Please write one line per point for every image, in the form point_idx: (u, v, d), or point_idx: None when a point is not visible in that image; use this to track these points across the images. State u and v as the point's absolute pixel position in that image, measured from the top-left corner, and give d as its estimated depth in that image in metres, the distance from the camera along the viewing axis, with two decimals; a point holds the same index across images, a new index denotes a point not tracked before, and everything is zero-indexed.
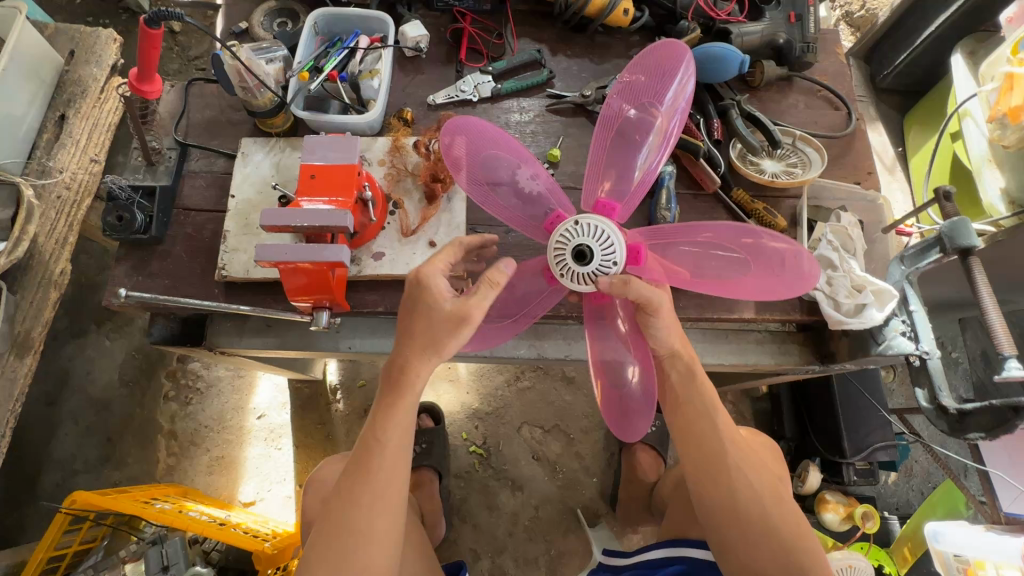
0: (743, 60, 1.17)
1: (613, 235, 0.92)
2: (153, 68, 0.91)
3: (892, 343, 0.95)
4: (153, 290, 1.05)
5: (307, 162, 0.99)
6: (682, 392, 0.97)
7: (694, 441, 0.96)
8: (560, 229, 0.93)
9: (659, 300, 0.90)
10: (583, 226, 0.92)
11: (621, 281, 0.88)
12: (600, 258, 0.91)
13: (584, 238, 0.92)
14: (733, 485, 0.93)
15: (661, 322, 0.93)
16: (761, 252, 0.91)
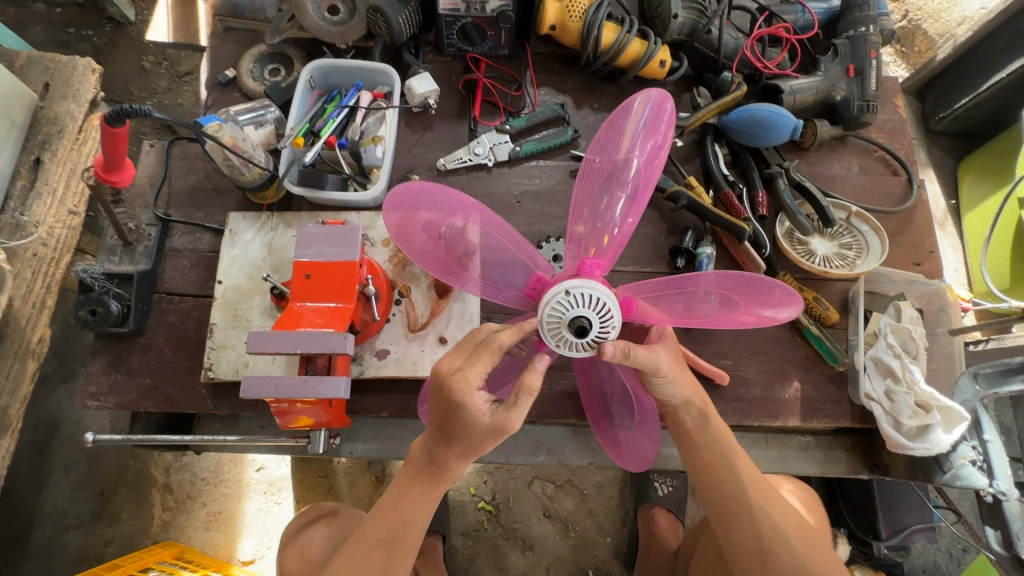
0: (795, 125, 1.04)
1: (608, 297, 0.73)
2: (122, 157, 0.79)
3: (960, 472, 0.86)
4: (133, 391, 0.94)
5: (302, 257, 0.87)
6: (698, 435, 0.86)
7: (715, 483, 0.85)
8: (549, 302, 0.72)
9: (659, 361, 0.78)
10: (574, 295, 0.72)
11: (623, 353, 0.73)
12: (599, 328, 0.73)
13: (580, 309, 0.72)
14: (758, 526, 0.83)
15: (667, 380, 0.81)
16: (759, 290, 0.74)
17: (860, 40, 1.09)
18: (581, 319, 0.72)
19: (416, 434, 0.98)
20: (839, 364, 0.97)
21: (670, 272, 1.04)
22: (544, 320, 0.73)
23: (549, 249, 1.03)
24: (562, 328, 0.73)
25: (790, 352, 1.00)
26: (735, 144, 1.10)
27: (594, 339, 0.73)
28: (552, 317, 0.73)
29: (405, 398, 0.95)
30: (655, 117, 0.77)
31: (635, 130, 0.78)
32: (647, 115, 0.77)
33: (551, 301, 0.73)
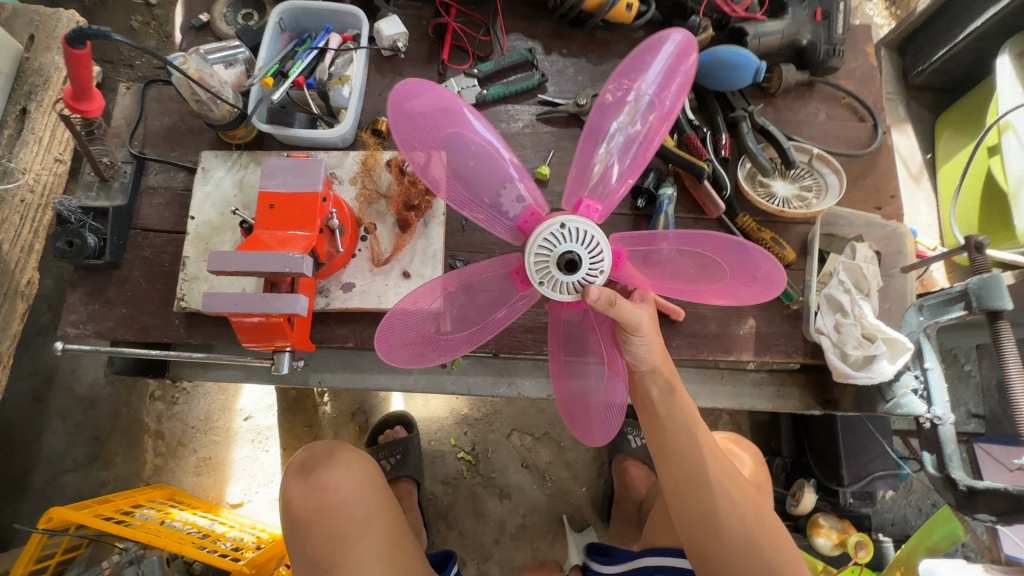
0: (758, 67, 1.04)
1: (601, 237, 0.73)
2: (90, 85, 0.81)
3: (901, 401, 0.88)
4: (110, 319, 0.99)
5: (267, 188, 0.90)
6: (661, 406, 0.86)
7: (676, 458, 0.83)
8: (541, 232, 0.72)
9: (641, 319, 0.78)
10: (569, 230, 0.72)
11: (609, 301, 0.74)
12: (588, 267, 0.73)
13: (571, 245, 0.72)
14: (715, 502, 0.81)
15: (645, 341, 0.81)
16: (746, 263, 0.79)
17: None
18: (571, 254, 0.73)
19: (382, 365, 1.02)
20: (792, 302, 1.00)
21: (631, 212, 1.06)
22: (534, 252, 0.73)
23: None
24: (552, 261, 0.73)
25: None
26: (702, 88, 1.10)
27: (582, 277, 0.72)
28: (541, 253, 0.73)
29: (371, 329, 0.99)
30: (676, 72, 0.76)
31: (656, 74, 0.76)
32: (670, 68, 0.76)
33: (543, 234, 0.72)
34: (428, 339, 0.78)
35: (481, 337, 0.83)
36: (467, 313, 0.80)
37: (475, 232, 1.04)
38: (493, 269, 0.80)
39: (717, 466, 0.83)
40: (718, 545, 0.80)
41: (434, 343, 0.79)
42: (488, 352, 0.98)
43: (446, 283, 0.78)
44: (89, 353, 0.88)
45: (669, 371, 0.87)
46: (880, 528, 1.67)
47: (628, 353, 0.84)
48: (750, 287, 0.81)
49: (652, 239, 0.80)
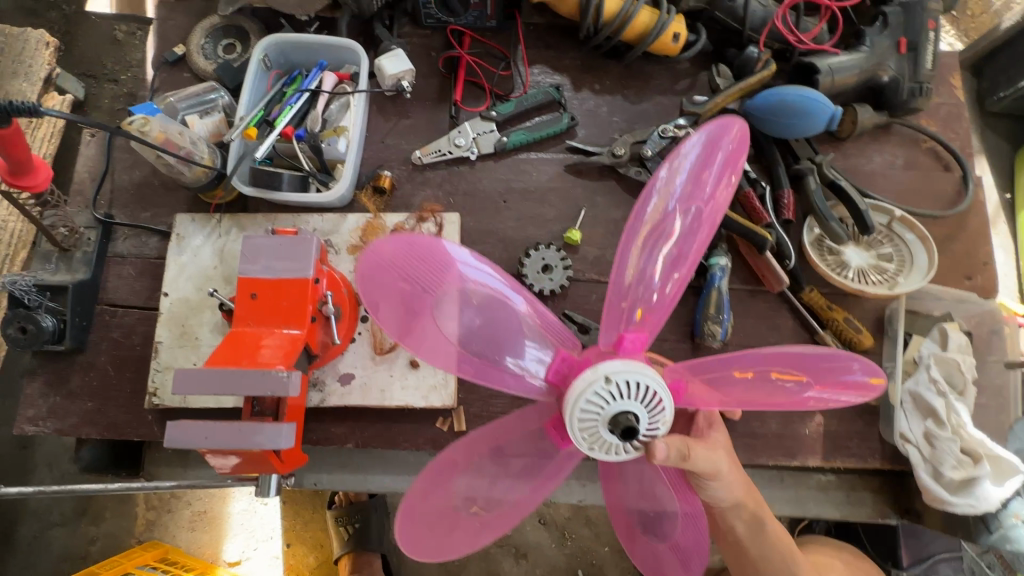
0: (833, 113, 0.88)
1: (660, 387, 0.56)
2: (27, 160, 0.67)
3: (1008, 532, 0.74)
4: (74, 415, 0.85)
5: (246, 273, 0.75)
6: (747, 538, 0.77)
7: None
8: (583, 393, 0.55)
9: (719, 464, 0.64)
10: (620, 386, 0.55)
11: (680, 455, 0.58)
12: (648, 424, 0.56)
13: (626, 403, 0.55)
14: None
15: (722, 483, 0.67)
16: (838, 371, 0.56)
17: (916, 8, 0.92)
18: (627, 416, 0.55)
19: (386, 464, 0.88)
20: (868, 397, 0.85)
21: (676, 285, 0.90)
22: (577, 414, 0.55)
23: (537, 260, 0.89)
24: (601, 423, 0.55)
25: None
26: (760, 134, 0.94)
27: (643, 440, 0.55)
28: (588, 414, 0.55)
29: (373, 427, 0.85)
30: (713, 149, 0.57)
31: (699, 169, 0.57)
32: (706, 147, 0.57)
33: (586, 392, 0.55)
34: (461, 523, 0.59)
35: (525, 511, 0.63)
36: (504, 476, 0.62)
37: None
38: (529, 422, 0.63)
39: None
40: None
41: (469, 527, 0.59)
42: None
43: (472, 445, 0.60)
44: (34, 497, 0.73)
45: (751, 503, 0.74)
46: None
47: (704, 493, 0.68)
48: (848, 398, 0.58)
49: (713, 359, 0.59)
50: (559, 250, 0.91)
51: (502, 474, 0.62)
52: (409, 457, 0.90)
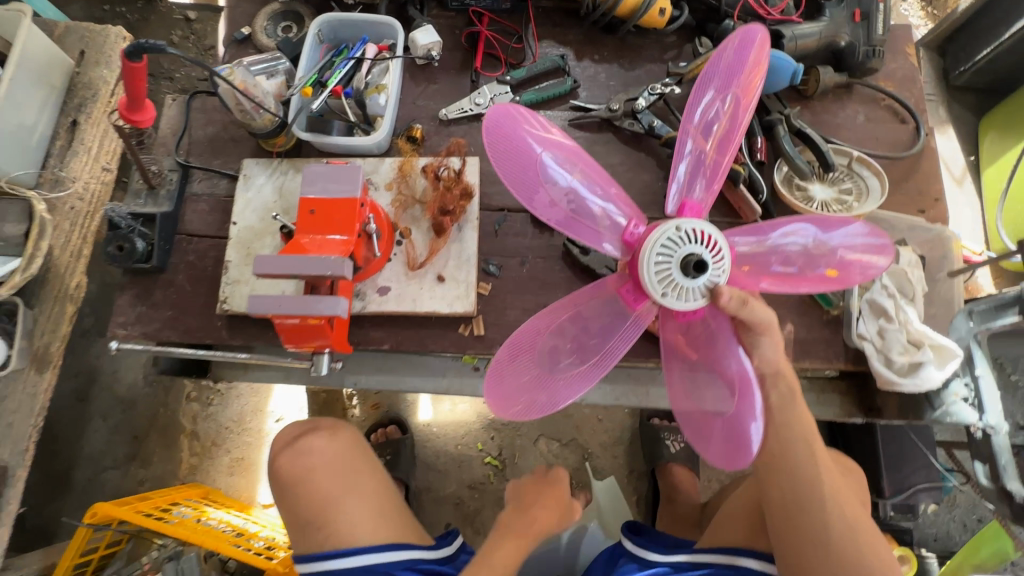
0: (795, 70, 1.03)
1: (715, 234, 0.76)
2: (142, 97, 0.85)
3: (951, 409, 0.86)
4: (156, 322, 1.02)
5: (307, 194, 0.92)
6: (778, 411, 0.84)
7: (780, 470, 0.83)
8: (659, 236, 0.75)
9: (771, 318, 0.80)
10: (686, 233, 0.75)
11: (741, 301, 0.77)
12: (712, 268, 0.75)
13: (693, 246, 0.75)
14: (825, 515, 0.79)
15: (773, 338, 0.82)
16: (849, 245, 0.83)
17: None
18: (693, 256, 0.75)
19: (415, 367, 1.04)
20: (832, 307, 0.98)
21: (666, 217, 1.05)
22: (653, 257, 0.75)
23: None
24: (673, 263, 0.75)
25: (786, 296, 0.99)
26: None
27: (708, 278, 0.74)
28: (662, 256, 0.75)
29: (406, 331, 1.00)
30: (742, 57, 0.82)
31: (734, 69, 0.82)
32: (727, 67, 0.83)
33: (662, 238, 0.75)
34: (546, 375, 0.80)
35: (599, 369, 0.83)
36: (580, 344, 0.82)
37: (508, 237, 1.05)
38: (600, 295, 0.84)
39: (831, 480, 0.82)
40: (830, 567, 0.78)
41: (551, 384, 0.80)
42: None
43: (553, 317, 0.82)
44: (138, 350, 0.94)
45: (789, 378, 0.86)
46: (921, 543, 1.61)
47: (755, 355, 0.83)
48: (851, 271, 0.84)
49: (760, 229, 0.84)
50: None
51: (581, 337, 0.82)
52: (434, 363, 1.06)
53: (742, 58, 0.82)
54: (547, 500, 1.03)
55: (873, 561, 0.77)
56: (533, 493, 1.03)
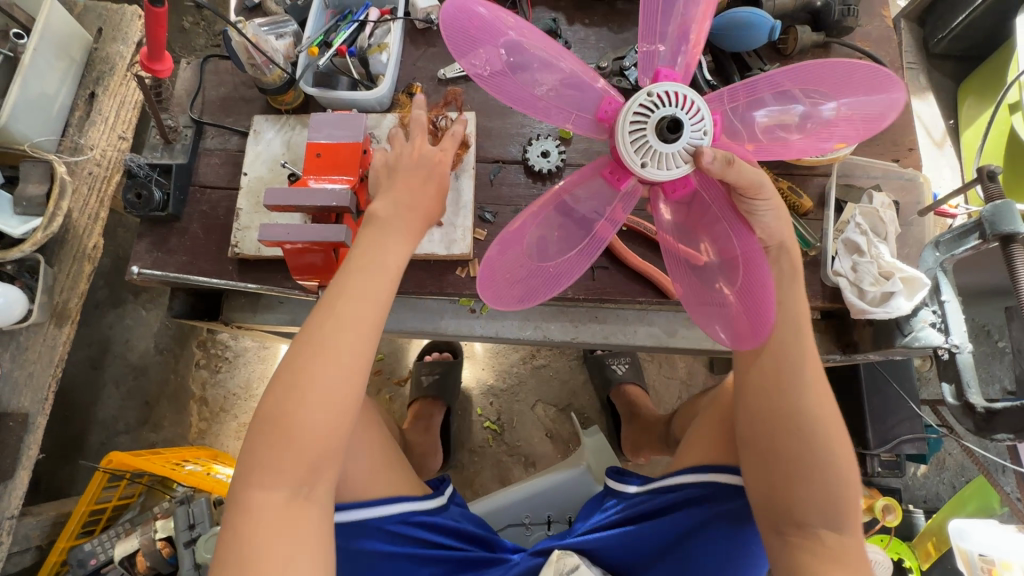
0: (773, 27, 1.09)
1: (694, 95, 0.75)
2: (162, 46, 0.92)
3: (919, 334, 0.90)
4: (171, 266, 1.08)
5: (313, 139, 0.98)
6: (777, 291, 0.84)
7: (770, 351, 0.82)
8: (633, 101, 0.76)
9: (763, 179, 0.79)
10: (660, 95, 0.75)
11: (725, 161, 0.75)
12: (690, 130, 0.75)
13: (668, 109, 0.75)
14: (802, 396, 0.79)
15: (770, 205, 0.82)
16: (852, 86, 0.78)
17: None
18: (669, 119, 0.75)
19: (415, 311, 1.11)
20: (809, 248, 1.02)
21: None
22: (628, 122, 0.76)
23: (538, 146, 1.11)
24: (648, 128, 0.76)
25: None
26: (719, 51, 1.15)
27: (686, 140, 0.75)
28: (638, 121, 0.76)
29: (407, 273, 1.06)
30: None
31: None
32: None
33: (636, 102, 0.75)
34: (534, 265, 0.88)
35: (589, 253, 0.92)
36: (567, 232, 0.91)
37: (503, 186, 1.12)
38: (588, 178, 0.89)
39: (814, 371, 0.82)
40: (802, 451, 0.77)
41: (541, 271, 0.89)
42: (515, 298, 1.06)
43: (540, 212, 0.89)
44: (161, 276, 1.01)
45: (792, 263, 0.85)
46: (911, 503, 1.64)
47: (755, 223, 0.83)
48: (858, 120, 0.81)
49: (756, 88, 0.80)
50: (555, 141, 1.13)
51: (568, 224, 0.90)
52: (433, 306, 1.12)
53: None
54: (427, 169, 0.88)
55: (834, 451, 0.78)
56: (417, 184, 0.87)
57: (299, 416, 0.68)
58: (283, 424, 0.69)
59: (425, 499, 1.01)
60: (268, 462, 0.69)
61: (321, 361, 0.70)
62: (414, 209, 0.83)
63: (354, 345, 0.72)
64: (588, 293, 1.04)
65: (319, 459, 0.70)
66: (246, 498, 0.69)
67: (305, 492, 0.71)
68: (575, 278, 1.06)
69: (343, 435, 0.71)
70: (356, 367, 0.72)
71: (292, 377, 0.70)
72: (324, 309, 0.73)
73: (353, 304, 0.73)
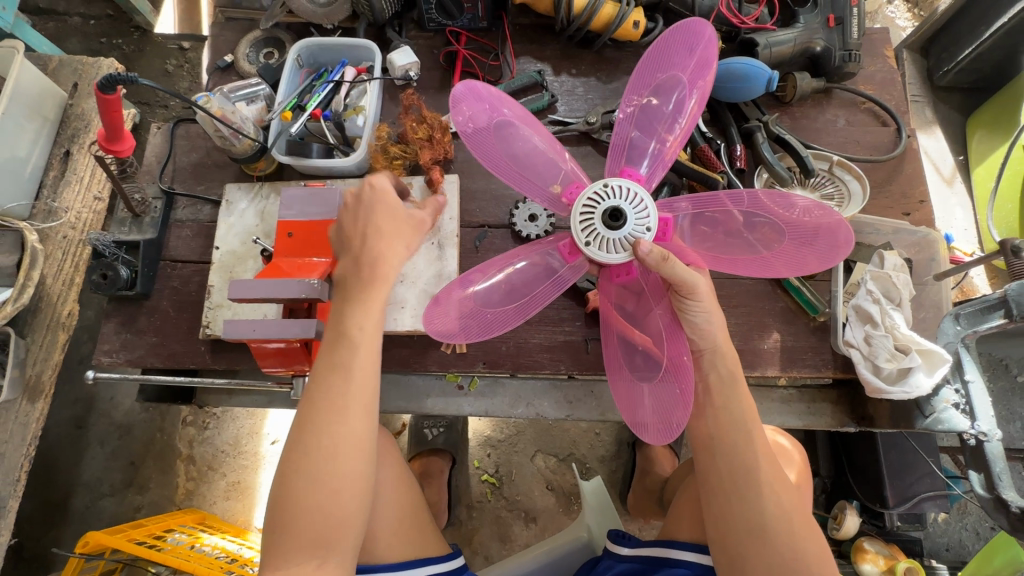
0: (771, 77, 1.02)
1: (643, 191, 0.82)
2: (120, 128, 0.88)
3: (942, 416, 0.86)
4: (141, 348, 1.03)
5: (285, 217, 0.93)
6: (717, 390, 0.83)
7: (722, 453, 0.79)
8: (587, 190, 0.83)
9: (695, 280, 0.79)
10: (613, 187, 0.82)
11: (661, 256, 0.77)
12: (633, 219, 0.81)
13: (615, 200, 0.82)
14: (759, 500, 0.76)
15: (701, 307, 0.81)
16: (805, 219, 0.83)
17: None
18: (616, 208, 0.82)
19: (400, 389, 1.05)
20: (818, 314, 0.96)
21: None
22: (579, 210, 0.82)
23: (525, 210, 1.05)
24: (596, 215, 0.82)
25: (771, 304, 0.98)
26: (715, 101, 1.09)
27: (629, 232, 0.81)
28: (587, 209, 0.82)
29: (387, 351, 1.00)
30: (696, 38, 0.84)
31: (686, 59, 0.85)
32: (700, 45, 0.84)
33: (591, 189, 0.82)
34: (474, 313, 0.89)
35: (526, 312, 0.91)
36: (511, 289, 0.91)
37: (488, 252, 1.06)
38: (546, 246, 0.93)
39: (769, 466, 0.78)
40: (762, 548, 0.74)
41: (479, 317, 0.90)
42: (505, 372, 1.01)
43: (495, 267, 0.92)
44: (121, 377, 0.97)
45: (732, 362, 0.84)
46: (933, 554, 1.55)
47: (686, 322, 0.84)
48: (813, 251, 0.85)
49: (704, 202, 0.87)
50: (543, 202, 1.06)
51: (515, 287, 0.91)
52: (418, 382, 1.07)
53: (703, 49, 0.84)
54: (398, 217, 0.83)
55: (800, 547, 0.74)
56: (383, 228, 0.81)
57: (293, 495, 0.69)
58: (291, 504, 0.69)
59: (444, 559, 0.95)
60: (282, 541, 0.68)
61: (315, 442, 0.70)
62: (378, 274, 0.79)
63: (348, 422, 0.71)
64: (583, 368, 1.00)
65: (330, 533, 0.69)
66: (268, 572, 0.68)
67: (323, 566, 0.68)
68: (568, 351, 1.01)
69: (346, 507, 0.70)
70: (343, 441, 0.71)
71: (296, 458, 0.70)
72: (316, 389, 0.73)
73: (337, 382, 0.73)
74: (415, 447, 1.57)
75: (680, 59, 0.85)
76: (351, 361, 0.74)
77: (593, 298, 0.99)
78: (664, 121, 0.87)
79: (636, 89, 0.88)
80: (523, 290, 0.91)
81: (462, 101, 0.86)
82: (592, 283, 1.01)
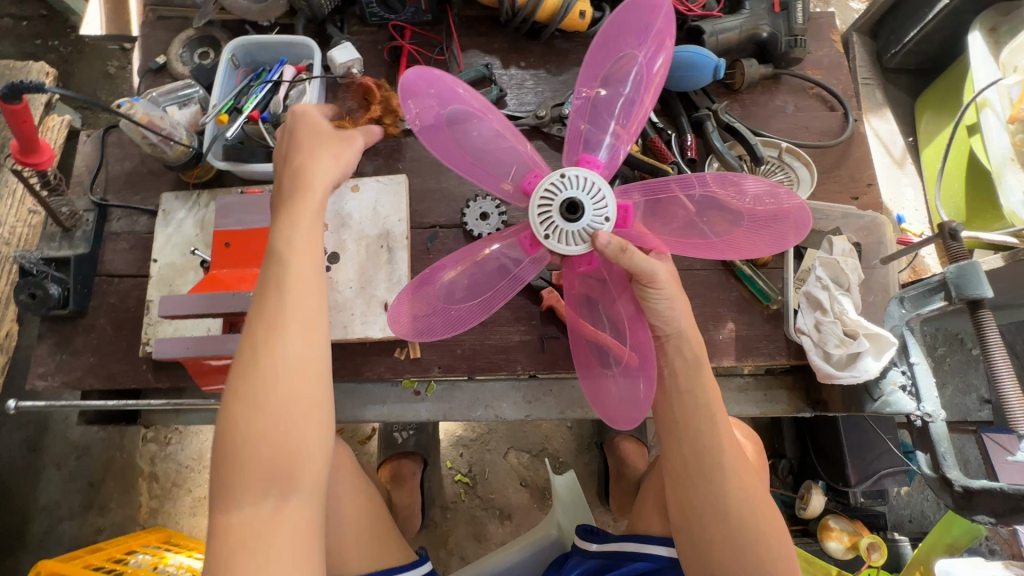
0: (717, 65, 1.01)
1: (601, 181, 0.79)
2: (33, 138, 0.83)
3: (890, 398, 0.87)
4: (77, 370, 0.98)
5: (221, 226, 0.90)
6: (682, 378, 0.80)
7: (686, 441, 0.78)
8: (543, 182, 0.79)
9: (654, 268, 0.77)
10: (570, 178, 0.79)
11: (619, 246, 0.76)
12: (591, 212, 0.79)
13: (573, 191, 0.79)
14: (721, 489, 0.75)
15: (662, 294, 0.79)
16: (756, 198, 0.82)
17: None
18: (573, 200, 0.79)
19: (355, 397, 1.03)
20: (771, 302, 0.97)
21: None
22: (537, 203, 0.80)
23: (475, 209, 1.03)
24: (553, 207, 0.79)
25: (725, 294, 0.98)
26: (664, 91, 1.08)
27: (586, 224, 0.78)
28: (544, 203, 0.79)
29: (339, 360, 0.98)
30: (652, 20, 0.83)
31: (642, 41, 0.83)
32: (654, 27, 0.83)
33: (546, 181, 0.79)
34: (439, 310, 0.88)
35: (492, 305, 0.91)
36: (476, 283, 0.89)
37: (440, 254, 1.03)
38: (509, 238, 0.90)
39: (733, 454, 0.77)
40: (726, 537, 0.74)
41: (444, 313, 0.88)
42: (461, 375, 0.99)
43: (458, 259, 0.88)
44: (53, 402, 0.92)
45: (697, 347, 0.81)
46: (897, 526, 1.59)
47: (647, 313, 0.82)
48: (772, 232, 0.85)
49: (653, 188, 0.85)
50: (494, 200, 1.04)
51: (478, 280, 0.89)
52: (375, 389, 1.04)
53: (660, 31, 0.83)
54: (316, 136, 0.73)
55: (762, 533, 0.74)
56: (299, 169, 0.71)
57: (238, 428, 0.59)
58: (234, 442, 0.59)
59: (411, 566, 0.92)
60: (228, 483, 0.59)
61: (256, 366, 0.60)
62: (308, 184, 0.70)
63: (295, 344, 0.62)
64: (541, 367, 0.99)
65: (285, 466, 0.59)
66: (218, 524, 0.58)
67: (280, 506, 0.59)
68: (524, 350, 0.99)
69: (303, 435, 0.60)
70: (294, 365, 0.61)
71: (239, 389, 0.60)
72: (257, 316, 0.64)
73: (277, 303, 0.63)
74: (384, 452, 1.54)
75: (635, 42, 0.83)
76: (288, 283, 0.64)
77: (548, 296, 0.98)
78: (623, 107, 0.85)
79: (593, 74, 0.85)
80: (488, 283, 0.89)
81: (412, 91, 0.80)
82: (547, 280, 1.00)
